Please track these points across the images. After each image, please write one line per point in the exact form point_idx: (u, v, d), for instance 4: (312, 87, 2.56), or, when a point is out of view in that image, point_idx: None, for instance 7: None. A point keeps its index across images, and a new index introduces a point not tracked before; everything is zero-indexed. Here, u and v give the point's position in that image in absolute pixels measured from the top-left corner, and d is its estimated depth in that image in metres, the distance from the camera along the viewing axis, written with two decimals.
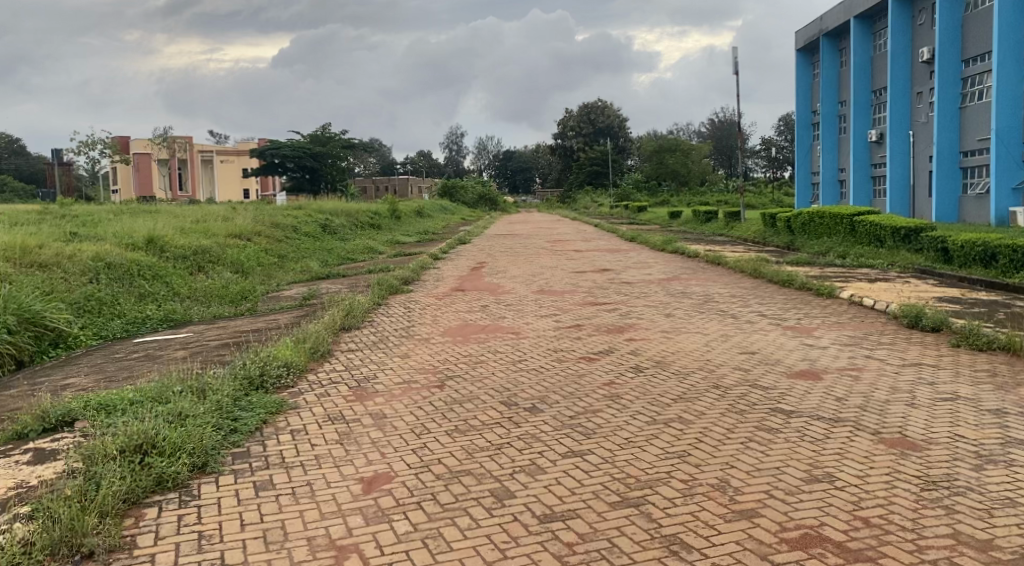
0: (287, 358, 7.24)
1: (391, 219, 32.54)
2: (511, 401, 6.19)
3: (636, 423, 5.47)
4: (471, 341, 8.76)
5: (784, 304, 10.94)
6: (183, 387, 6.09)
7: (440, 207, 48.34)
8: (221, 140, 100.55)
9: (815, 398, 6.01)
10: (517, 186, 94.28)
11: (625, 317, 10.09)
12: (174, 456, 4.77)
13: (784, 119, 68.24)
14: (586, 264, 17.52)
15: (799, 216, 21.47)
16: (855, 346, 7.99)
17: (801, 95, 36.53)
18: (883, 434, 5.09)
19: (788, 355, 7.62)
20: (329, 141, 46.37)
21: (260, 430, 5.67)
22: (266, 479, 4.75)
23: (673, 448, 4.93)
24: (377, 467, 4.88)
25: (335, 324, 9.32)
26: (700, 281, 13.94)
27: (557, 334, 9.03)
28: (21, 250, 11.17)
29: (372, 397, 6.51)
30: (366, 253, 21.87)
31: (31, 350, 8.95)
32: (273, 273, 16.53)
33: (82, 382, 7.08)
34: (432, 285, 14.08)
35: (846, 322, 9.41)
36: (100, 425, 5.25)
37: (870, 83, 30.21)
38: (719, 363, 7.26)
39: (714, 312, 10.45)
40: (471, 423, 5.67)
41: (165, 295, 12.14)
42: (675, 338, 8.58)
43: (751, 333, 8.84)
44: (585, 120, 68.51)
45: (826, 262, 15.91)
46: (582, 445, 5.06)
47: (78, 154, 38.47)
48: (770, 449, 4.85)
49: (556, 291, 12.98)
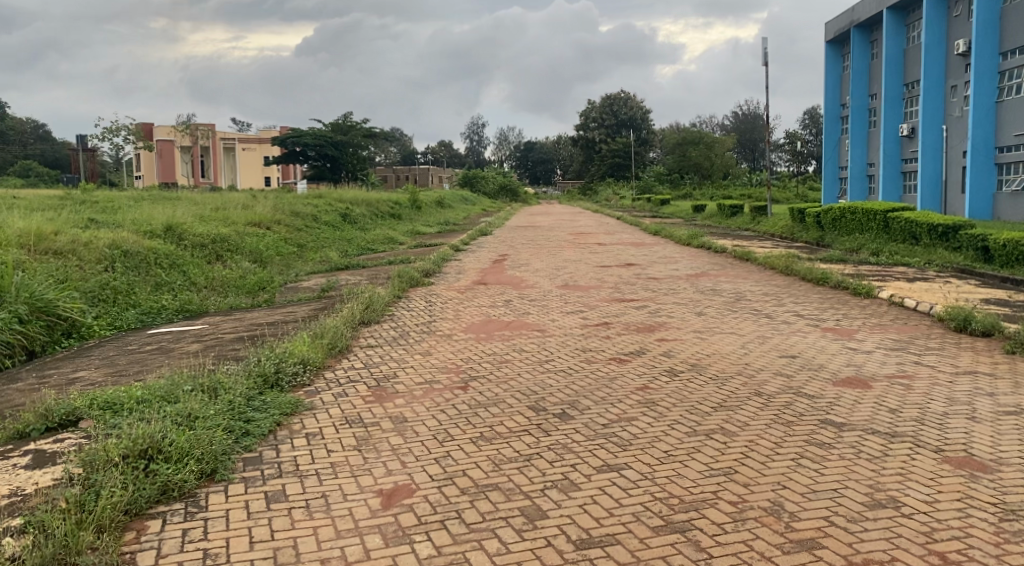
0: (303, 354, 6.91)
1: (411, 208, 32.26)
2: (540, 407, 5.82)
3: (676, 434, 5.10)
4: (494, 338, 8.42)
5: (820, 304, 10.49)
6: (194, 385, 5.77)
7: (461, 198, 48.13)
8: (245, 128, 101.05)
9: (867, 409, 5.60)
10: (538, 177, 94.18)
11: (654, 315, 9.70)
12: (181, 462, 4.45)
13: (809, 114, 67.40)
14: (611, 258, 17.09)
15: (830, 211, 20.88)
16: (902, 352, 7.54)
17: (830, 88, 35.78)
18: (946, 452, 4.69)
19: (831, 360, 7.18)
20: (351, 130, 46.19)
21: (274, 433, 5.35)
22: (279, 489, 4.44)
23: (717, 464, 4.56)
24: (397, 479, 4.54)
25: (354, 317, 9.02)
26: (729, 278, 13.49)
27: (584, 333, 8.63)
28: (36, 236, 10.94)
29: (392, 399, 6.17)
30: (386, 243, 21.59)
31: (43, 340, 8.71)
32: (292, 263, 16.25)
33: (92, 376, 6.80)
34: (454, 277, 13.77)
35: (889, 325, 8.96)
36: (106, 425, 4.95)
37: (903, 75, 29.47)
38: (760, 368, 6.85)
39: (748, 311, 10.02)
40: (496, 430, 5.31)
41: (183, 285, 11.88)
42: (709, 339, 8.16)
43: (789, 334, 8.42)
44: (608, 111, 68.35)
45: (859, 260, 15.41)
46: (617, 458, 4.70)
47: (102, 141, 38.64)
48: (825, 466, 4.47)
49: (582, 285, 12.62)
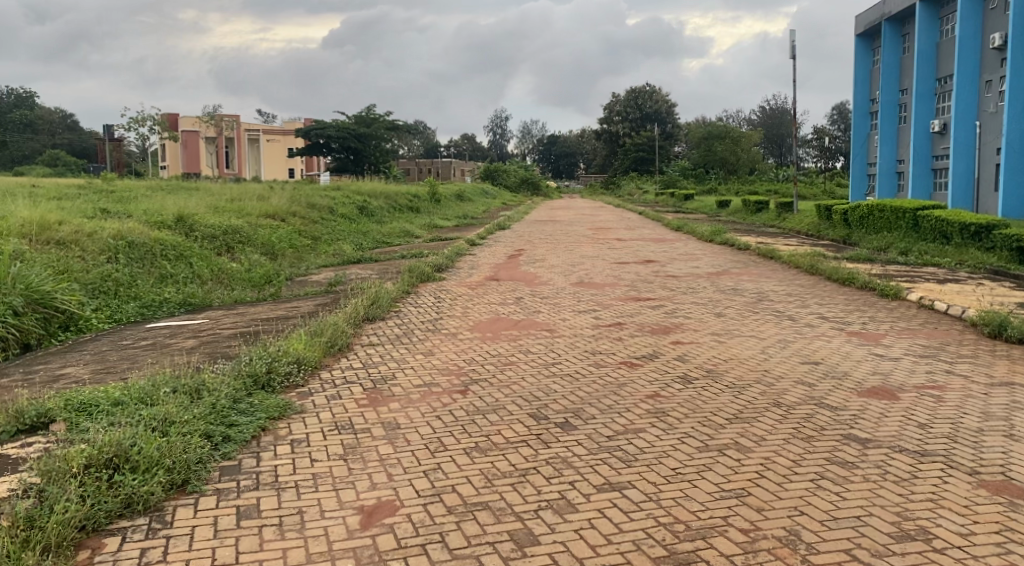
0: (299, 354, 6.59)
1: (430, 201, 31.92)
2: (541, 414, 5.45)
3: (685, 449, 4.71)
4: (501, 338, 8.07)
5: (845, 306, 10.03)
6: (176, 387, 5.46)
7: (481, 191, 47.75)
8: (271, 119, 101.48)
9: (893, 423, 5.17)
10: (561, 171, 93.64)
11: (670, 316, 9.29)
12: (149, 472, 4.13)
13: (837, 109, 66.40)
14: (630, 254, 16.63)
15: (857, 209, 20.28)
16: (932, 359, 7.08)
17: (859, 83, 34.99)
18: (982, 475, 4.26)
19: (857, 367, 6.75)
20: (374, 122, 46.05)
21: (257, 439, 5.02)
22: (253, 504, 4.11)
23: (729, 484, 4.17)
24: (380, 494, 4.20)
25: (358, 313, 8.70)
26: (751, 277, 13.01)
27: (595, 334, 8.24)
28: (40, 226, 10.74)
29: (386, 402, 5.83)
30: (402, 236, 21.30)
31: (39, 332, 8.49)
32: (304, 255, 15.97)
33: (78, 374, 6.53)
34: (467, 272, 13.42)
35: (917, 329, 8.49)
36: (78, 430, 4.66)
37: (935, 70, 28.65)
38: (779, 376, 6.42)
39: (769, 312, 9.59)
40: (493, 440, 4.95)
41: (187, 277, 11.62)
42: (726, 342, 7.75)
43: (813, 339, 7.98)
44: (632, 104, 67.74)
45: (888, 260, 14.87)
46: (620, 476, 4.32)
47: (128, 131, 38.69)
48: (848, 489, 4.07)
49: (598, 283, 12.22)
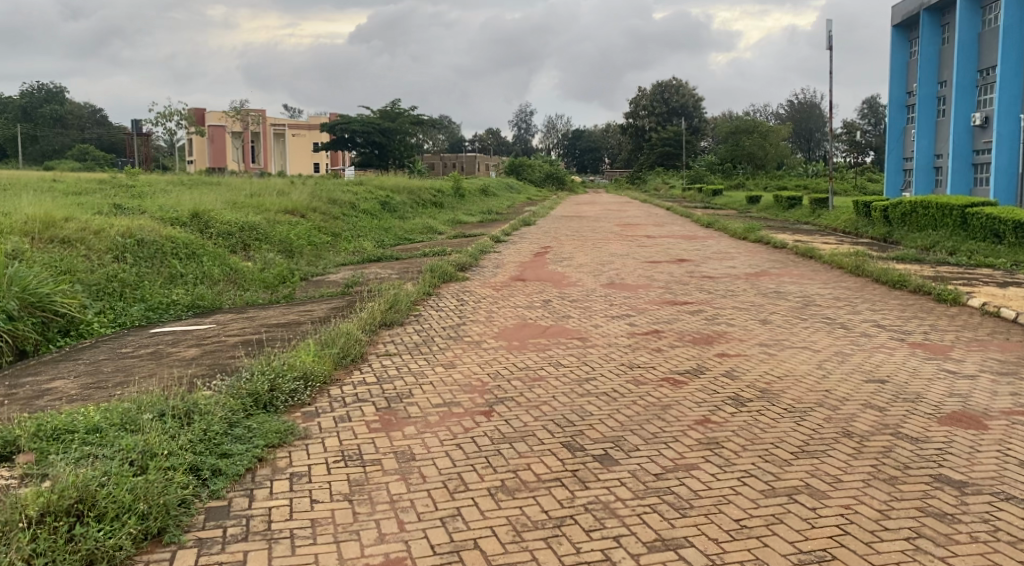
0: (306, 368, 5.93)
1: (454, 196, 31.28)
2: (576, 445, 4.75)
3: (749, 492, 4.00)
4: (528, 348, 7.37)
5: (901, 312, 9.23)
6: (164, 410, 4.81)
7: (506, 186, 47.04)
8: (296, 114, 101.83)
9: (989, 461, 4.43)
10: (585, 165, 92.89)
11: (713, 323, 8.54)
12: (117, 519, 3.51)
13: (868, 102, 64.86)
14: (662, 253, 15.84)
15: (899, 206, 19.33)
16: (1013, 378, 6.28)
17: (896, 75, 33.78)
18: None
19: (929, 388, 5.97)
20: (399, 117, 45.44)
21: (252, 472, 4.37)
22: (240, 561, 3.48)
23: (807, 544, 3.50)
24: (389, 549, 3.56)
25: (374, 319, 8.05)
26: (793, 278, 12.20)
27: (631, 344, 7.50)
28: (44, 223, 10.23)
29: (401, 427, 5.15)
30: (425, 232, 20.71)
31: (35, 339, 7.92)
32: (323, 253, 15.38)
33: (67, 389, 5.93)
34: (491, 272, 12.78)
35: (988, 341, 7.67)
36: (44, 466, 4.05)
37: (977, 62, 27.41)
38: (844, 398, 5.67)
39: (820, 319, 8.81)
40: (522, 478, 4.27)
41: (198, 277, 11.05)
42: (778, 355, 7.00)
43: (873, 351, 7.21)
44: (658, 99, 66.73)
45: (937, 260, 13.98)
46: (675, 528, 3.65)
47: (155, 126, 38.56)
48: (954, 554, 3.41)
49: (630, 284, 11.50)
